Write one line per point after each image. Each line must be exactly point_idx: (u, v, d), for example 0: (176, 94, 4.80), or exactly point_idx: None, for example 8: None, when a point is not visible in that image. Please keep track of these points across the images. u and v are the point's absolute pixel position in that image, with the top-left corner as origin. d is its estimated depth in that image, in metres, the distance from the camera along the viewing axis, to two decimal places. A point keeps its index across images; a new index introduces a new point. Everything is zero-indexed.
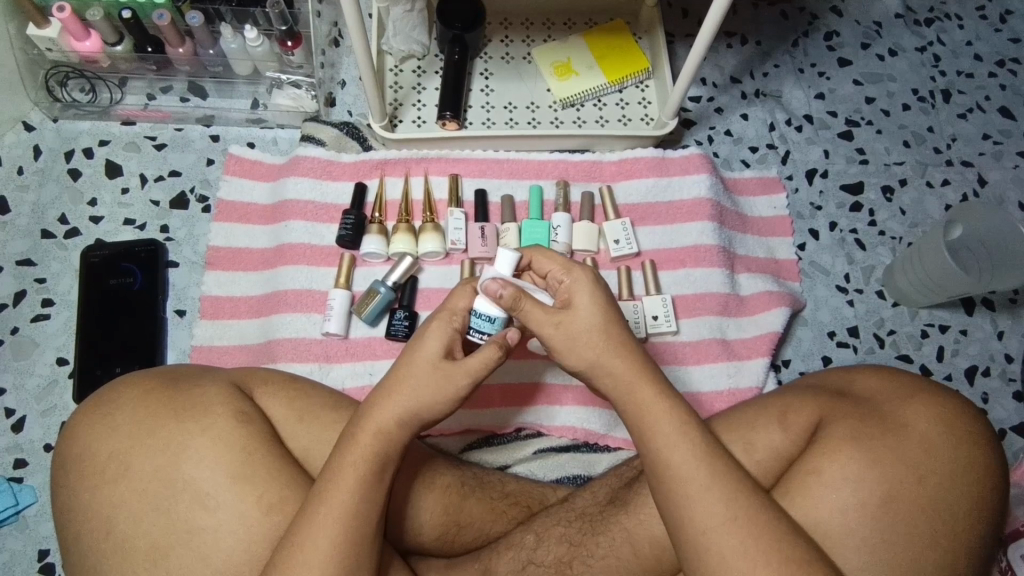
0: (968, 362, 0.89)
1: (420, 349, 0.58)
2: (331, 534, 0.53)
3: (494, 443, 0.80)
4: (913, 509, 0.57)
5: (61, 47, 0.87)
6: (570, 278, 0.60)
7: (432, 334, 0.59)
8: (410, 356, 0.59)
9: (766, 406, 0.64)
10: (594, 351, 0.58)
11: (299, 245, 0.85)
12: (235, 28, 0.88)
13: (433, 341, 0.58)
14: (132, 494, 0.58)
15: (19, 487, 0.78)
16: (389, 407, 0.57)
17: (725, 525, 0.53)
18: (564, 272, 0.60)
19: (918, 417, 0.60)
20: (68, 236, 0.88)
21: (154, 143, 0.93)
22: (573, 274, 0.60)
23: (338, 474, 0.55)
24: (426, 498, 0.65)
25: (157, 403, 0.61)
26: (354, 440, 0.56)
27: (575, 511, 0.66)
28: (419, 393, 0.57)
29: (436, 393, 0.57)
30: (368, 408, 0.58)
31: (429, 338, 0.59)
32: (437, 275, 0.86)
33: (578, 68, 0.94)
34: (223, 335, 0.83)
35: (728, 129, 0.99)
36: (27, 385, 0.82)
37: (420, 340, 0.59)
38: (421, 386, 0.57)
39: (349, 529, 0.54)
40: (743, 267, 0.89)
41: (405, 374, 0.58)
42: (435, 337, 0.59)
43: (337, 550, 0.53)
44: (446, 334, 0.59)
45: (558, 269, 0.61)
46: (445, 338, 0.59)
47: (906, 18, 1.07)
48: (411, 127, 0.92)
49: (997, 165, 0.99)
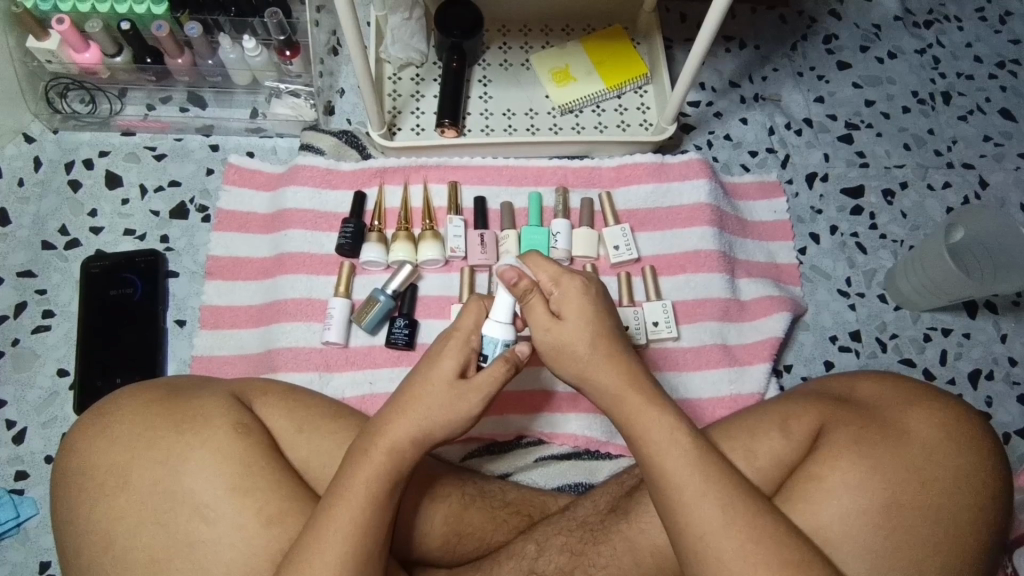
0: (972, 365, 0.88)
1: (436, 366, 0.59)
2: (341, 550, 0.53)
3: (495, 451, 0.80)
4: (915, 516, 0.56)
5: (61, 59, 0.87)
6: (559, 289, 0.60)
7: (444, 354, 0.59)
8: (427, 374, 0.59)
9: (767, 413, 0.63)
10: (591, 356, 0.59)
11: (299, 253, 0.85)
12: (234, 39, 0.88)
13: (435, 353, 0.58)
14: (131, 508, 0.58)
15: (20, 500, 0.78)
16: (403, 424, 0.57)
17: (723, 531, 0.52)
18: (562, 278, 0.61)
19: (920, 424, 0.59)
20: (69, 247, 0.88)
21: (154, 153, 0.93)
22: (561, 285, 0.60)
23: (349, 487, 0.55)
24: (434, 511, 0.66)
25: (156, 415, 0.61)
26: (367, 455, 0.56)
27: (576, 521, 0.66)
28: (432, 409, 0.58)
29: (451, 410, 0.58)
30: (380, 425, 0.58)
31: (446, 358, 0.59)
32: (437, 283, 0.85)
33: (576, 74, 0.94)
34: (223, 345, 0.83)
35: (728, 134, 0.98)
36: (27, 397, 0.82)
37: (437, 359, 0.59)
38: (436, 407, 0.58)
39: (353, 543, 0.53)
40: (744, 272, 0.88)
41: (420, 393, 0.58)
42: (444, 354, 0.59)
43: (344, 563, 0.53)
44: (464, 353, 0.59)
45: (547, 280, 0.61)
46: (462, 357, 0.59)
47: (905, 20, 1.07)
48: (410, 134, 0.92)
49: (998, 167, 0.98)
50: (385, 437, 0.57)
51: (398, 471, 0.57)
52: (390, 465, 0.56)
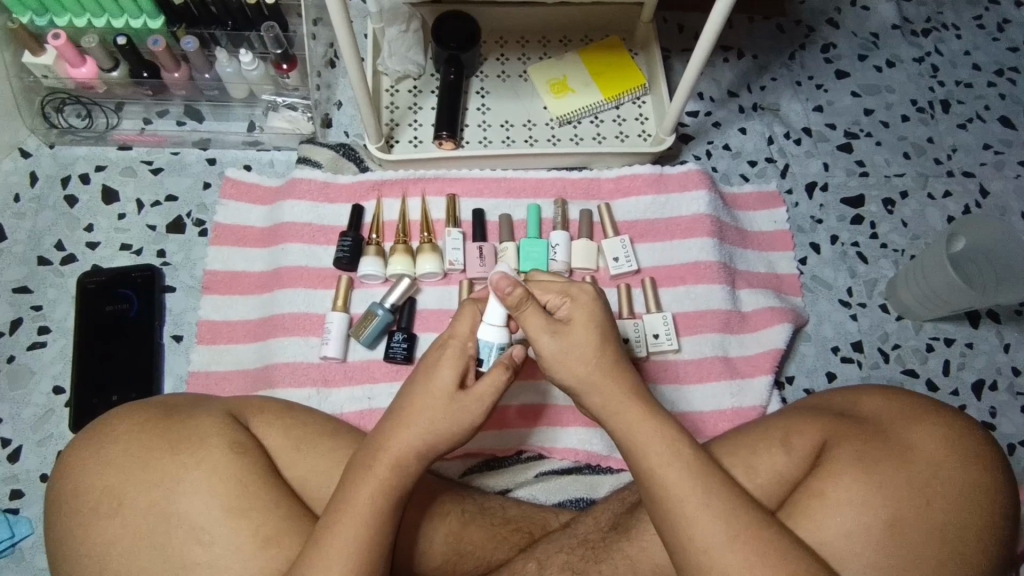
0: (975, 376, 0.87)
1: (434, 378, 0.58)
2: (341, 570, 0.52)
3: (495, 466, 0.79)
4: (921, 533, 0.55)
5: (57, 74, 0.87)
6: (571, 298, 0.59)
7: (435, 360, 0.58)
8: (424, 387, 0.58)
9: (770, 428, 0.63)
10: (597, 364, 0.58)
11: (296, 268, 0.84)
12: (230, 52, 0.88)
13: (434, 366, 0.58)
14: (125, 530, 0.57)
15: (15, 519, 0.77)
16: (404, 437, 0.56)
17: (731, 543, 0.52)
18: (569, 291, 0.59)
19: (925, 439, 0.59)
20: (65, 263, 0.88)
21: (150, 167, 0.93)
22: (572, 296, 0.59)
23: (350, 503, 0.54)
24: (433, 527, 0.65)
25: (151, 435, 0.60)
26: (371, 471, 0.56)
27: (577, 538, 0.65)
28: (436, 423, 0.57)
29: (452, 422, 0.57)
30: (382, 441, 0.57)
31: (443, 367, 0.58)
32: (435, 296, 0.85)
33: (574, 85, 0.93)
34: (220, 360, 0.82)
35: (726, 143, 0.98)
36: (23, 414, 0.81)
37: (434, 368, 0.58)
38: (433, 415, 0.57)
39: (361, 559, 0.53)
40: (744, 282, 0.88)
41: (419, 404, 0.57)
42: (439, 361, 0.58)
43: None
44: (461, 362, 0.58)
45: (557, 292, 0.59)
46: (459, 366, 0.58)
47: (903, 29, 1.06)
48: (407, 147, 0.92)
49: (998, 175, 0.98)
50: (387, 450, 0.56)
51: (400, 487, 0.56)
52: (396, 483, 0.56)
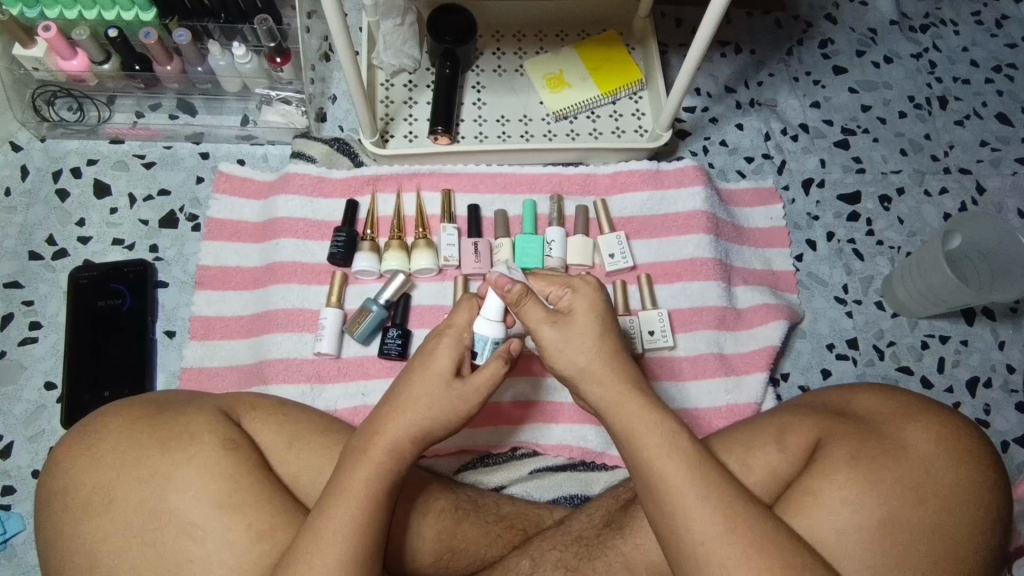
0: (969, 373, 0.87)
1: (432, 366, 0.58)
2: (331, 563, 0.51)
3: (489, 463, 0.79)
4: (914, 533, 0.55)
5: (47, 67, 0.85)
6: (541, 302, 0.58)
7: (442, 351, 0.59)
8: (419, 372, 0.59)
9: (764, 426, 0.63)
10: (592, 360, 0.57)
11: (290, 262, 0.84)
12: (223, 45, 0.87)
13: (444, 357, 0.59)
14: (117, 529, 0.57)
15: (7, 515, 0.77)
16: (398, 423, 0.57)
17: (724, 535, 0.52)
18: (572, 283, 0.60)
19: (918, 438, 0.59)
20: (57, 257, 0.87)
21: (143, 161, 0.92)
22: (567, 286, 0.60)
23: (342, 494, 0.54)
24: (425, 524, 0.65)
25: (142, 433, 0.60)
26: (361, 456, 0.56)
27: (571, 535, 0.65)
28: (430, 408, 0.57)
29: (448, 410, 0.58)
30: (375, 429, 0.57)
31: (440, 354, 0.59)
32: (430, 291, 0.84)
33: (571, 81, 0.93)
34: (212, 356, 0.82)
35: (723, 139, 0.98)
36: (14, 411, 0.81)
37: (430, 357, 0.59)
38: (425, 408, 0.57)
39: (355, 551, 0.52)
40: (740, 279, 0.88)
41: (409, 392, 0.58)
42: (446, 353, 0.59)
43: (344, 568, 0.52)
44: (457, 350, 0.59)
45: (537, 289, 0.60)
46: (457, 353, 0.59)
47: (901, 24, 1.06)
48: (402, 142, 0.91)
49: (995, 172, 0.98)
50: (384, 434, 0.56)
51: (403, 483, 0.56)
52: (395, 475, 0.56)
